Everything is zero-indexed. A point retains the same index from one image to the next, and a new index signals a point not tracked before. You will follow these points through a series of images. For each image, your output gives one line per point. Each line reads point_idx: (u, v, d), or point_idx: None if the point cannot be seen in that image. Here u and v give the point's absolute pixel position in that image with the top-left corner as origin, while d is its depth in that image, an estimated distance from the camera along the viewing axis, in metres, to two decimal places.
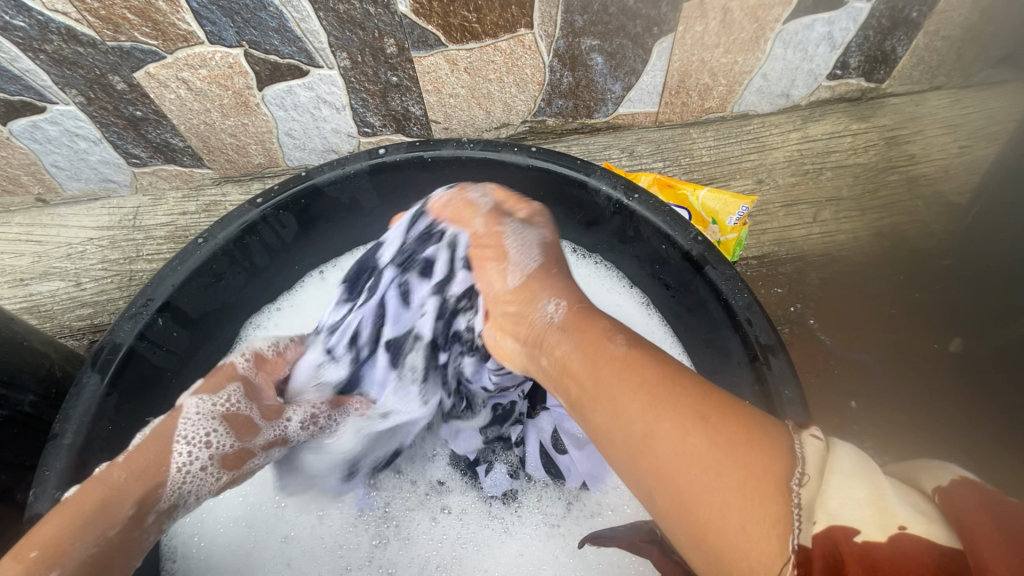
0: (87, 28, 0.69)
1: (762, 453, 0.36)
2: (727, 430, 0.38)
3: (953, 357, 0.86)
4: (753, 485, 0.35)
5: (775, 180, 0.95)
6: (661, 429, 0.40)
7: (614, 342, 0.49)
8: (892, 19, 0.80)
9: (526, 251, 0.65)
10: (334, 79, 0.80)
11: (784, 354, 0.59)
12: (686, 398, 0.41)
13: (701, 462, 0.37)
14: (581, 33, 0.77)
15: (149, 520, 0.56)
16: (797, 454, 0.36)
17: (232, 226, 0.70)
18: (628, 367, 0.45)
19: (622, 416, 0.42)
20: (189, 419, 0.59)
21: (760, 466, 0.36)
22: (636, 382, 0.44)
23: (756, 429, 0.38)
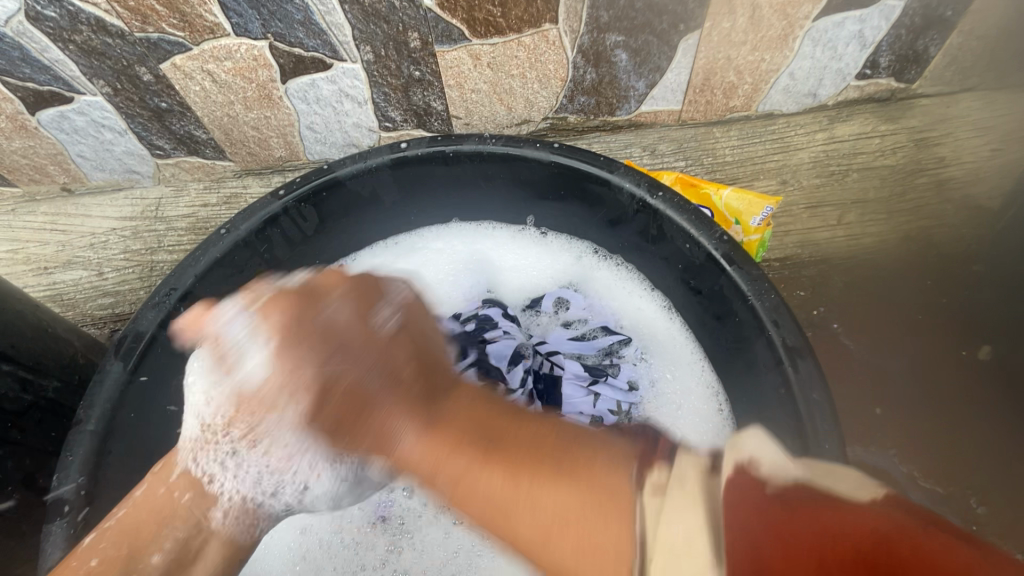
0: (116, 18, 0.70)
1: (608, 508, 0.38)
2: (583, 485, 0.40)
3: (982, 365, 0.84)
4: (618, 521, 0.37)
5: (800, 181, 0.94)
6: (536, 507, 0.40)
7: (460, 458, 0.44)
8: (926, 18, 0.78)
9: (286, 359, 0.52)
10: (357, 72, 0.80)
11: (812, 357, 0.58)
12: (542, 469, 0.41)
13: (581, 524, 0.38)
14: (606, 29, 0.77)
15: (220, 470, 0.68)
16: (633, 518, 0.36)
17: (255, 217, 0.70)
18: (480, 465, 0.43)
19: (504, 516, 0.41)
20: None
21: (611, 532, 0.37)
22: (496, 492, 0.41)
23: (597, 492, 0.39)
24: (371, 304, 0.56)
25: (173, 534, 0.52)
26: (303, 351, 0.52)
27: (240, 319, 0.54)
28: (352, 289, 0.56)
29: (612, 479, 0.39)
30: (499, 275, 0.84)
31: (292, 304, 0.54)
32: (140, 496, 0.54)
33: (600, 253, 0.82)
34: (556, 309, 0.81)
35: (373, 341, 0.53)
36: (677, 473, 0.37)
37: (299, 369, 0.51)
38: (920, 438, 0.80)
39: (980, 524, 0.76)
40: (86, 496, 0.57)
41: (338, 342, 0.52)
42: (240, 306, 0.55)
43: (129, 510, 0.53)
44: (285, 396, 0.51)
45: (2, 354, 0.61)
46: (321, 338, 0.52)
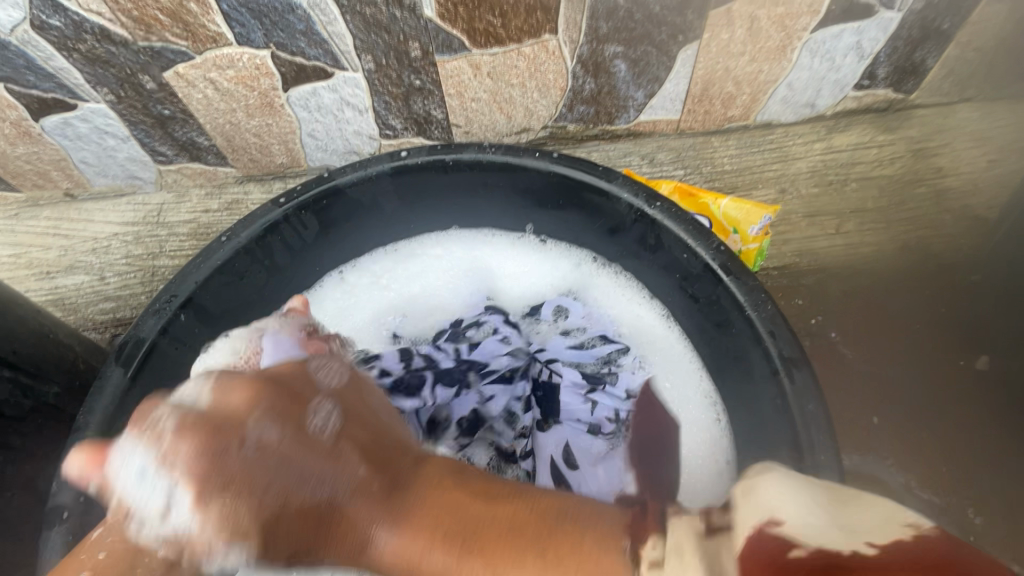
0: (120, 28, 0.71)
1: None
2: (569, 562, 0.38)
3: (980, 376, 0.84)
4: None
5: (798, 191, 0.94)
6: None
7: (440, 554, 0.41)
8: (924, 30, 0.79)
9: (202, 493, 0.40)
10: (358, 81, 0.81)
11: (808, 368, 0.59)
12: (527, 547, 0.39)
13: None
14: (605, 40, 0.77)
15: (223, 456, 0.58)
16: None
17: (255, 225, 0.71)
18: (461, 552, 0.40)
19: None
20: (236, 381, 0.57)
21: None
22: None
23: (588, 572, 0.37)
24: (307, 403, 0.48)
25: (150, 564, 0.46)
26: (222, 469, 0.41)
27: (134, 454, 0.41)
28: (275, 401, 0.45)
29: (597, 560, 0.37)
30: (498, 282, 0.85)
31: (203, 436, 0.41)
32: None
33: (599, 261, 0.82)
34: (555, 318, 0.82)
35: (316, 447, 0.45)
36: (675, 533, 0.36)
37: (228, 511, 0.41)
38: (918, 448, 0.80)
39: (978, 536, 0.76)
40: (85, 503, 0.57)
41: (269, 459, 0.43)
42: (136, 436, 0.42)
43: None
44: (217, 544, 0.41)
45: (3, 360, 0.61)
46: (255, 455, 0.42)
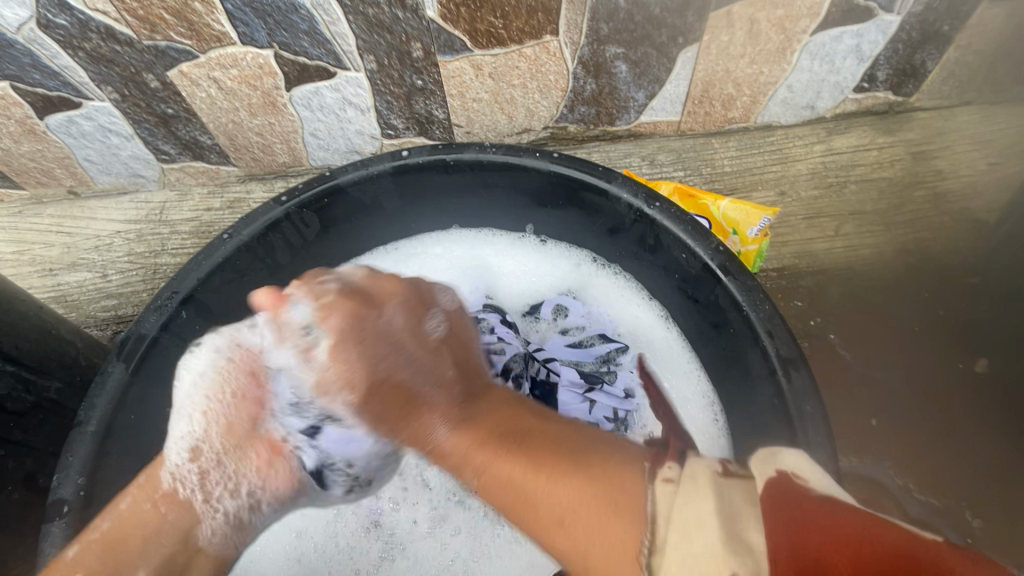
0: (125, 27, 0.72)
1: (621, 507, 0.43)
2: (597, 478, 0.46)
3: (979, 378, 0.84)
4: (614, 506, 0.44)
5: (798, 193, 0.94)
6: (553, 485, 0.47)
7: (487, 451, 0.53)
8: (923, 33, 0.79)
9: (342, 355, 0.58)
10: (360, 81, 0.82)
11: (806, 368, 0.59)
12: (560, 454, 0.49)
13: (573, 499, 0.46)
14: (606, 41, 0.78)
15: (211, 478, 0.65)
16: (647, 501, 0.42)
17: (257, 222, 0.71)
18: (516, 450, 0.51)
19: (525, 488, 0.49)
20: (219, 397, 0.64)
21: (615, 520, 0.43)
22: (515, 478, 0.50)
23: (611, 488, 0.45)
24: (424, 312, 0.63)
25: (161, 550, 0.59)
26: (363, 339, 0.59)
27: (301, 310, 0.59)
28: (409, 300, 0.62)
29: (624, 480, 0.45)
30: (499, 281, 0.85)
31: (354, 308, 0.59)
32: (125, 510, 0.58)
33: (599, 262, 0.82)
34: (554, 317, 0.82)
35: (424, 346, 0.61)
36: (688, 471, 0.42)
37: (354, 368, 0.58)
38: (916, 450, 0.81)
39: (975, 538, 0.76)
40: (85, 497, 0.58)
41: (382, 342, 0.59)
42: (301, 298, 0.59)
43: (112, 523, 0.58)
44: (337, 386, 0.59)
45: (5, 355, 0.62)
46: (374, 342, 0.59)
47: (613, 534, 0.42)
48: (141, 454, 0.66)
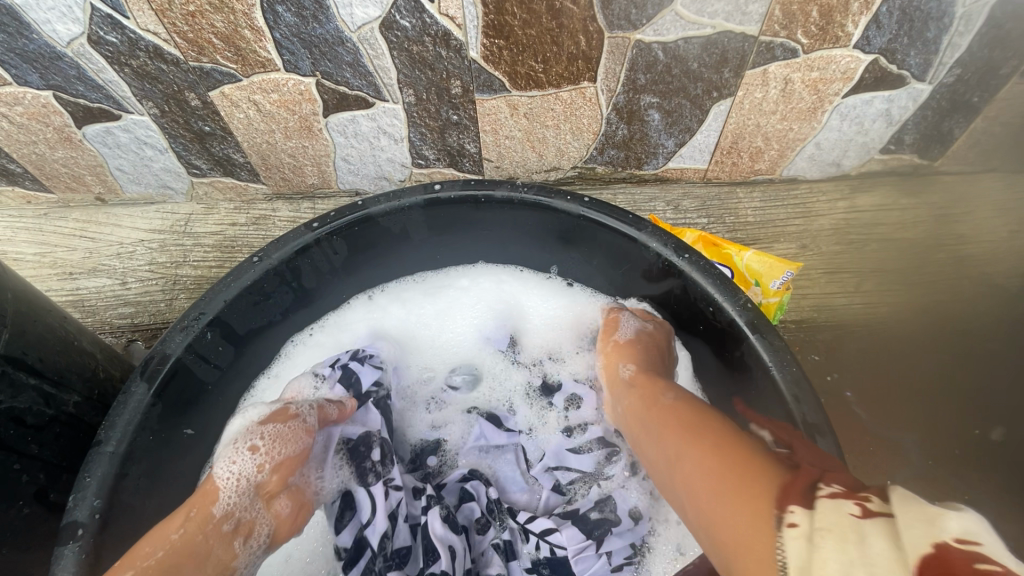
0: (173, 47, 0.73)
1: (747, 504, 0.43)
2: (733, 477, 0.45)
3: (995, 447, 0.83)
4: (742, 496, 0.43)
5: (819, 247, 0.95)
6: (685, 462, 0.51)
7: (673, 421, 0.57)
8: (953, 102, 0.81)
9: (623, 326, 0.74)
10: (397, 112, 0.83)
11: (833, 435, 0.57)
12: (714, 460, 0.48)
13: (705, 482, 0.48)
14: (641, 90, 0.79)
15: (225, 528, 0.60)
16: (776, 549, 0.38)
17: (288, 247, 0.71)
18: (706, 438, 0.52)
19: (678, 458, 0.52)
20: (269, 435, 0.65)
21: (747, 517, 0.42)
22: (669, 434, 0.56)
23: (745, 480, 0.45)
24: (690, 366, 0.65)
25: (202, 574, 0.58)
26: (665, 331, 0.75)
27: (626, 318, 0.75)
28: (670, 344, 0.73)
29: (754, 494, 0.43)
30: (519, 330, 0.86)
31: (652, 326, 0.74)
32: (177, 541, 0.57)
33: None
34: (566, 407, 0.80)
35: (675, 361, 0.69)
36: (824, 519, 0.37)
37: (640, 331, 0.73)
38: None
39: None
40: (100, 521, 0.57)
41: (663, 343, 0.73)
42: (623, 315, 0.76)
43: (164, 553, 0.56)
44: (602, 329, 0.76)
45: (31, 368, 0.62)
46: (643, 336, 0.72)
47: (748, 522, 0.41)
48: (155, 475, 0.65)
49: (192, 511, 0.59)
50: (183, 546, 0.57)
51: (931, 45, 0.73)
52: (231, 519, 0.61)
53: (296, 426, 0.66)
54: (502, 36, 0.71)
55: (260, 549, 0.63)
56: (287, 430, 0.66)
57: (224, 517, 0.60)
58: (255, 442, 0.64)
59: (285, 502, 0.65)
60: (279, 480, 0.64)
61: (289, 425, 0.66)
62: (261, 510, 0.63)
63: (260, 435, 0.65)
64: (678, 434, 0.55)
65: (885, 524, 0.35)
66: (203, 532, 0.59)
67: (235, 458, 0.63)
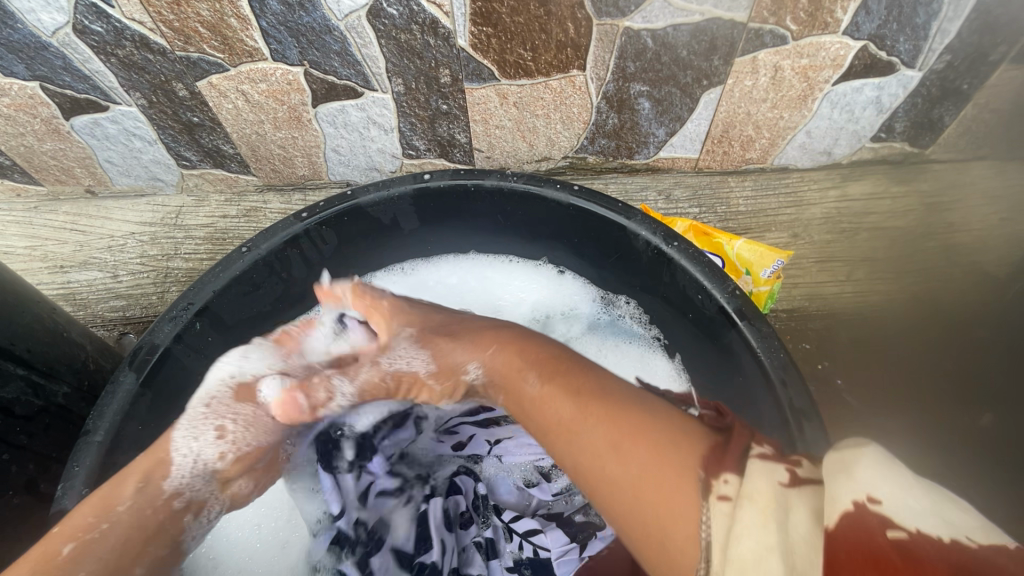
0: (159, 37, 0.73)
1: (671, 488, 0.40)
2: (645, 456, 0.43)
3: (985, 434, 0.83)
4: (661, 478, 0.41)
5: (810, 236, 0.95)
6: (590, 445, 0.47)
7: (553, 406, 0.51)
8: (943, 89, 0.81)
9: (414, 358, 0.66)
10: (386, 102, 0.83)
11: (819, 420, 0.58)
12: (624, 438, 0.45)
13: (621, 470, 0.44)
14: (631, 78, 0.79)
15: (176, 506, 0.59)
16: (703, 526, 0.37)
17: (276, 237, 0.71)
18: (602, 414, 0.48)
19: (575, 444, 0.48)
20: (239, 421, 0.64)
21: (674, 505, 0.39)
22: (558, 419, 0.50)
23: (665, 456, 0.42)
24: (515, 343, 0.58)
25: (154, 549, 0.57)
26: (426, 317, 0.68)
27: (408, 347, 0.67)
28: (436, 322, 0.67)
29: (670, 477, 0.41)
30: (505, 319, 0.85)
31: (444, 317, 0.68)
32: (124, 512, 0.55)
33: (608, 297, 0.83)
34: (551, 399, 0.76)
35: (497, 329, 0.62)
36: (750, 488, 0.37)
37: (452, 328, 0.65)
38: None
39: None
40: None
41: (451, 328, 0.66)
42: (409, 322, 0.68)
43: (111, 524, 0.54)
44: (415, 347, 0.66)
45: (18, 359, 0.62)
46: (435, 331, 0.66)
47: (670, 509, 0.39)
48: None
49: (143, 483, 0.57)
50: (128, 516, 0.55)
51: (920, 31, 0.73)
52: (184, 498, 0.60)
53: (267, 416, 0.66)
54: (490, 23, 0.71)
55: (209, 523, 0.64)
56: (256, 416, 0.65)
57: (174, 495, 0.59)
58: (225, 425, 0.64)
59: (238, 485, 0.65)
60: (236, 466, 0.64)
61: (261, 411, 0.66)
62: (213, 491, 0.63)
63: (230, 419, 0.64)
64: (566, 418, 0.49)
65: (809, 501, 0.35)
66: (154, 507, 0.57)
67: (202, 439, 0.62)
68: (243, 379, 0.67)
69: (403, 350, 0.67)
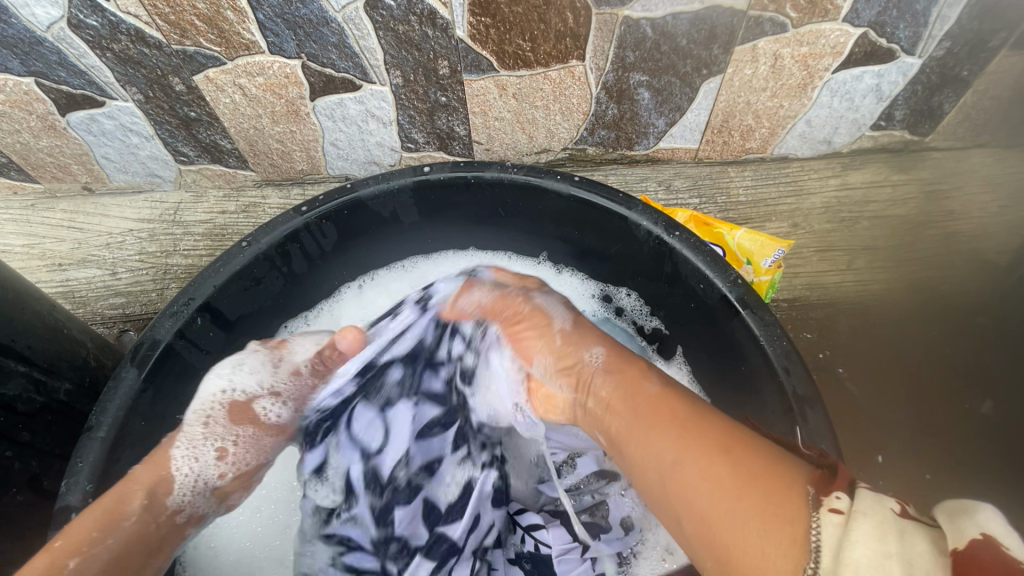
0: (155, 30, 0.72)
1: (778, 502, 0.39)
2: (745, 473, 0.41)
3: (985, 421, 0.84)
4: (766, 491, 0.40)
5: (810, 225, 0.95)
6: (685, 458, 0.45)
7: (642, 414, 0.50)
8: (943, 76, 0.81)
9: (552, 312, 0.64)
10: (385, 95, 0.82)
11: (822, 407, 0.58)
12: (718, 452, 0.43)
13: (720, 485, 0.42)
14: (630, 68, 0.79)
15: (180, 522, 0.61)
16: (812, 533, 0.36)
17: (276, 232, 0.71)
18: (693, 427, 0.47)
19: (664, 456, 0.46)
20: (239, 440, 0.65)
21: (779, 517, 0.38)
22: (647, 431, 0.49)
23: (770, 477, 0.41)
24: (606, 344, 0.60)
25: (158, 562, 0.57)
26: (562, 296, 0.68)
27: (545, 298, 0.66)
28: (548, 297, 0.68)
29: (775, 492, 0.39)
30: None
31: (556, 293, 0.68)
32: (129, 528, 0.55)
33: (609, 290, 0.83)
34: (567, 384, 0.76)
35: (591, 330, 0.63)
36: (864, 504, 0.36)
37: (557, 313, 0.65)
38: (922, 491, 0.80)
39: None
40: None
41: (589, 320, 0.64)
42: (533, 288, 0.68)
43: (116, 540, 0.54)
44: (534, 305, 0.65)
45: (19, 356, 0.61)
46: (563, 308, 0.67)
47: (779, 525, 0.38)
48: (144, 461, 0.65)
49: (150, 500, 0.58)
50: (133, 531, 0.56)
51: (920, 17, 0.72)
52: (189, 515, 0.62)
53: (267, 433, 0.67)
54: (489, 14, 0.70)
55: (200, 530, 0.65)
56: (256, 436, 0.66)
57: (179, 511, 0.61)
58: (226, 445, 0.64)
59: (234, 498, 0.66)
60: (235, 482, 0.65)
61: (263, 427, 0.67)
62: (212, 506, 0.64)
63: (230, 439, 0.65)
64: (658, 432, 0.48)
65: (923, 531, 0.34)
66: (158, 521, 0.58)
67: (205, 457, 0.63)
68: (234, 396, 0.66)
69: (545, 298, 0.66)
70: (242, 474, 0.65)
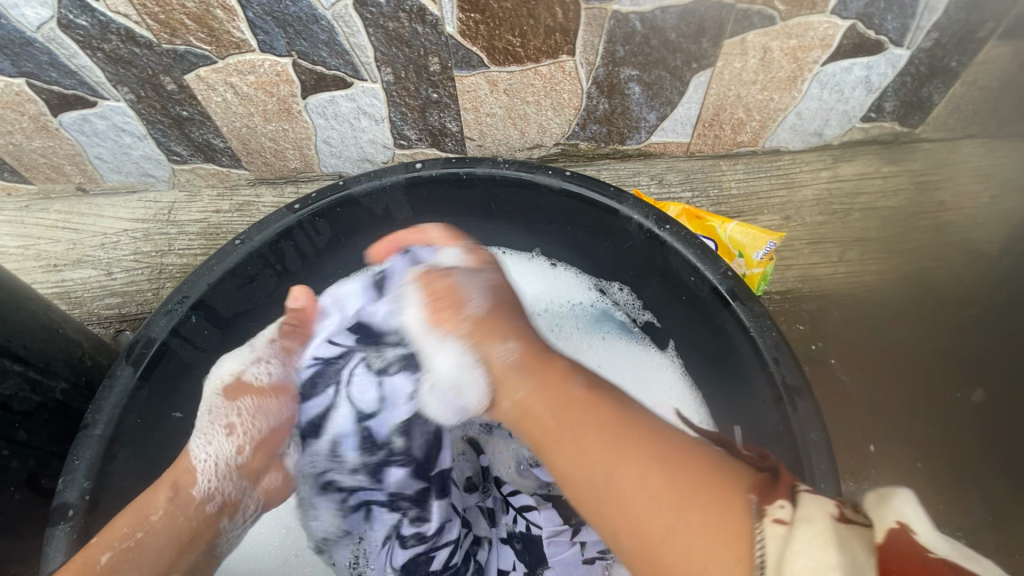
0: (145, 30, 0.72)
1: (716, 514, 0.41)
2: (684, 487, 0.45)
3: (976, 409, 0.84)
4: (703, 504, 0.43)
5: (802, 218, 0.95)
6: (621, 469, 0.48)
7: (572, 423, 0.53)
8: (931, 67, 0.81)
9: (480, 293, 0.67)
10: (376, 92, 0.83)
11: (811, 397, 0.59)
12: (653, 468, 0.47)
13: (657, 498, 0.45)
14: (620, 63, 0.79)
15: (211, 510, 0.65)
16: (756, 544, 0.38)
17: (269, 229, 0.71)
18: (624, 438, 0.50)
19: (595, 465, 0.50)
20: (242, 415, 0.70)
21: (718, 527, 0.41)
22: (577, 441, 0.52)
23: (705, 486, 0.44)
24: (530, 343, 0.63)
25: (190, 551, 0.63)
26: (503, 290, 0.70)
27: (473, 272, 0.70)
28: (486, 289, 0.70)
29: (711, 503, 0.42)
30: None
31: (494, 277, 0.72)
32: (157, 521, 0.61)
33: (601, 284, 0.84)
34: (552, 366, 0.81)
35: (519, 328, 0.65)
36: (804, 512, 0.38)
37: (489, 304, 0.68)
38: (914, 478, 0.81)
39: None
40: (90, 501, 0.58)
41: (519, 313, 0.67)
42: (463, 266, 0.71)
43: (146, 532, 0.60)
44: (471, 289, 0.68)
45: (14, 355, 0.62)
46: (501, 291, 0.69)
47: (720, 537, 0.40)
48: (140, 459, 0.66)
49: (174, 492, 0.63)
50: (161, 522, 0.61)
51: (907, 9, 0.73)
52: (218, 501, 0.66)
53: (269, 402, 0.72)
54: (478, 10, 0.71)
55: (244, 520, 0.70)
56: (259, 404, 0.71)
57: (207, 499, 0.65)
58: (230, 424, 0.69)
59: (266, 477, 0.71)
60: (256, 454, 0.70)
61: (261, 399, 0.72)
62: (243, 488, 0.69)
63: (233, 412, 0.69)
64: (591, 443, 0.51)
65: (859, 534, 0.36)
66: (185, 513, 0.63)
67: (216, 438, 0.68)
68: (222, 379, 0.71)
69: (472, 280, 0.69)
70: (259, 448, 0.71)
